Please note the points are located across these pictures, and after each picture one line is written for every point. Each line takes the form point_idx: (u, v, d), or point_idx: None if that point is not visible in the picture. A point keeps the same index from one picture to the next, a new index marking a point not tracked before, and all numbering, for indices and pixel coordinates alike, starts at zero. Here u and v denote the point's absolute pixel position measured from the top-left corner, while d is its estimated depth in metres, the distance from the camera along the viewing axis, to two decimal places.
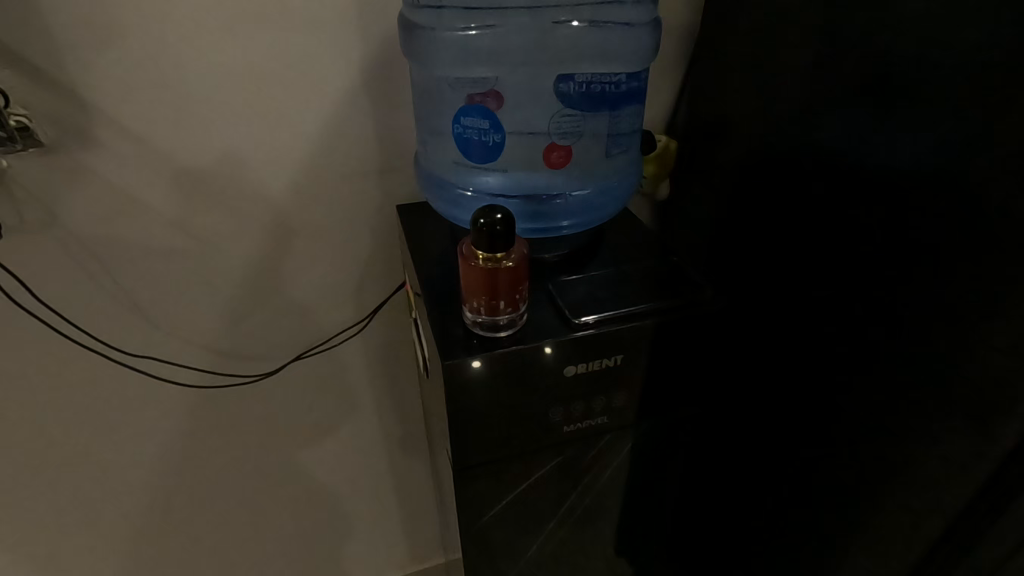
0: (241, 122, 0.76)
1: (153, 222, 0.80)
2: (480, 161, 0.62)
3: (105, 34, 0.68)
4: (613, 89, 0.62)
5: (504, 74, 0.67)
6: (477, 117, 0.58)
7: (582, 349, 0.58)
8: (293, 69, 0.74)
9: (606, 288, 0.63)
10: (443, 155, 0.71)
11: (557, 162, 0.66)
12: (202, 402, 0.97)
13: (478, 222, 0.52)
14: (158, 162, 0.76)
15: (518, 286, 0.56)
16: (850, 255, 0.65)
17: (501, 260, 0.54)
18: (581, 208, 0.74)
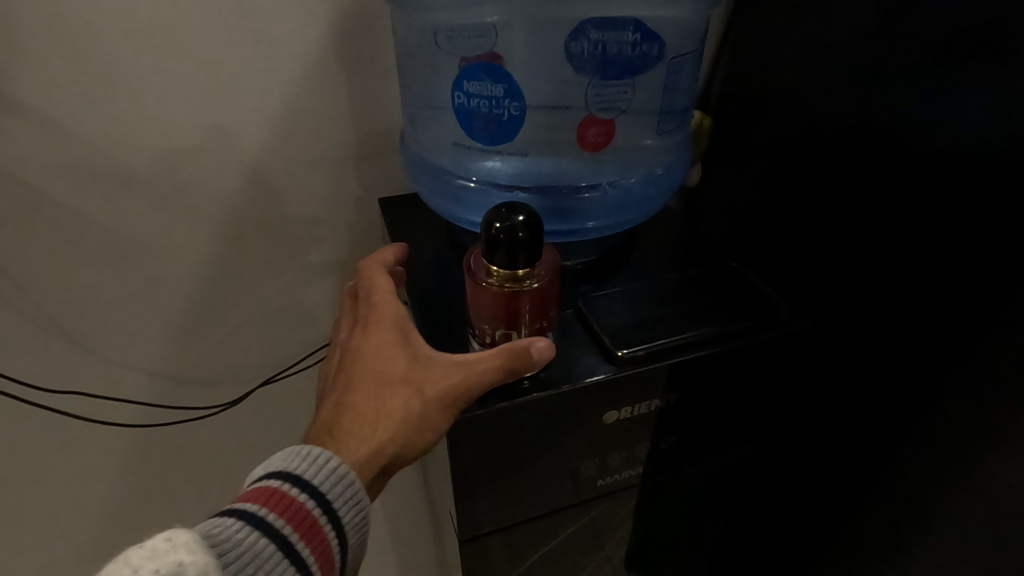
0: (175, 99, 0.60)
1: (73, 226, 0.64)
2: (487, 141, 0.48)
3: None
4: (629, 52, 0.47)
5: (511, 29, 0.52)
6: (485, 80, 0.44)
7: (609, 394, 0.45)
8: (238, 30, 0.58)
9: (649, 305, 0.49)
10: (439, 136, 0.56)
11: (595, 141, 0.52)
12: (151, 437, 0.82)
13: (493, 227, 0.40)
14: (71, 152, 0.60)
15: (545, 311, 0.45)
16: (913, 265, 0.52)
17: (524, 281, 0.42)
18: (622, 203, 0.57)
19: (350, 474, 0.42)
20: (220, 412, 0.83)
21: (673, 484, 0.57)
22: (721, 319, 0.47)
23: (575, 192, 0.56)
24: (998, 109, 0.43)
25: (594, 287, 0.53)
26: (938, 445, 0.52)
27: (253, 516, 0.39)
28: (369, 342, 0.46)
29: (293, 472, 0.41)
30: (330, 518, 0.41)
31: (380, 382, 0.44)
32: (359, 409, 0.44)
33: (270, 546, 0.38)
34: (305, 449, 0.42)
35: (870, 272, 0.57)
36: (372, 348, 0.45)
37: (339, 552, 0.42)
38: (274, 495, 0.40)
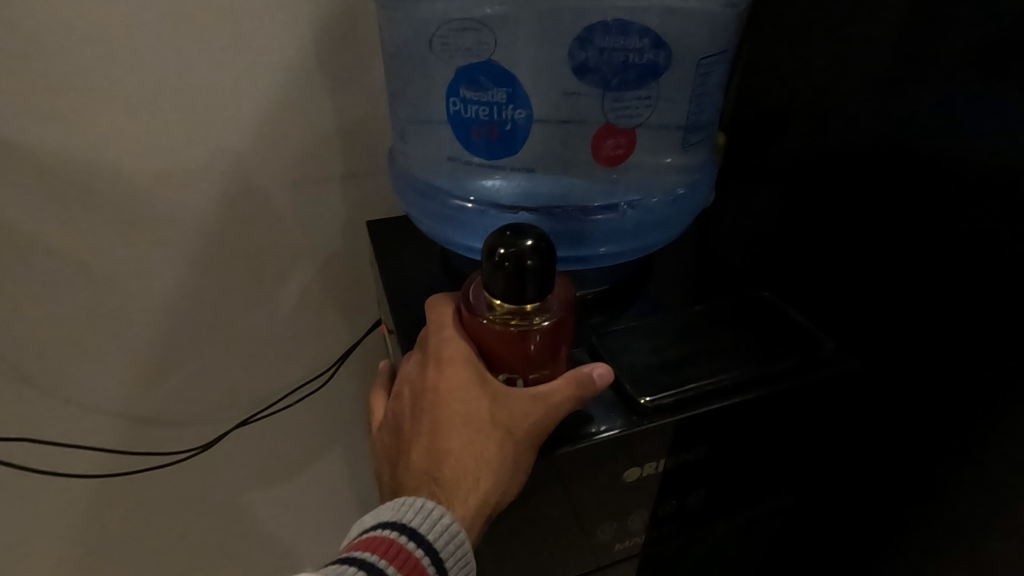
0: (135, 114, 0.54)
1: (24, 257, 0.58)
2: (488, 154, 0.42)
3: None
4: (639, 60, 0.42)
5: (510, 31, 0.47)
6: (485, 83, 0.39)
7: (627, 451, 0.39)
8: (206, 39, 0.53)
9: (672, 343, 0.43)
10: (432, 151, 0.51)
11: (613, 155, 0.46)
12: (115, 483, 0.76)
13: (496, 252, 0.34)
14: (18, 173, 0.54)
15: (559, 353, 0.39)
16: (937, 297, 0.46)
17: (532, 318, 0.36)
18: (638, 224, 0.51)
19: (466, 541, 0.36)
20: (194, 455, 0.77)
21: (698, 547, 0.50)
22: (756, 357, 0.42)
23: (588, 214, 0.51)
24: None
25: (606, 319, 0.47)
26: (970, 497, 0.46)
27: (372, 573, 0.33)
28: (446, 384, 0.38)
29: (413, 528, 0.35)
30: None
31: (471, 429, 0.37)
32: (450, 464, 0.37)
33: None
34: (420, 501, 0.36)
35: (890, 309, 0.50)
36: (451, 391, 0.37)
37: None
38: (390, 549, 0.34)
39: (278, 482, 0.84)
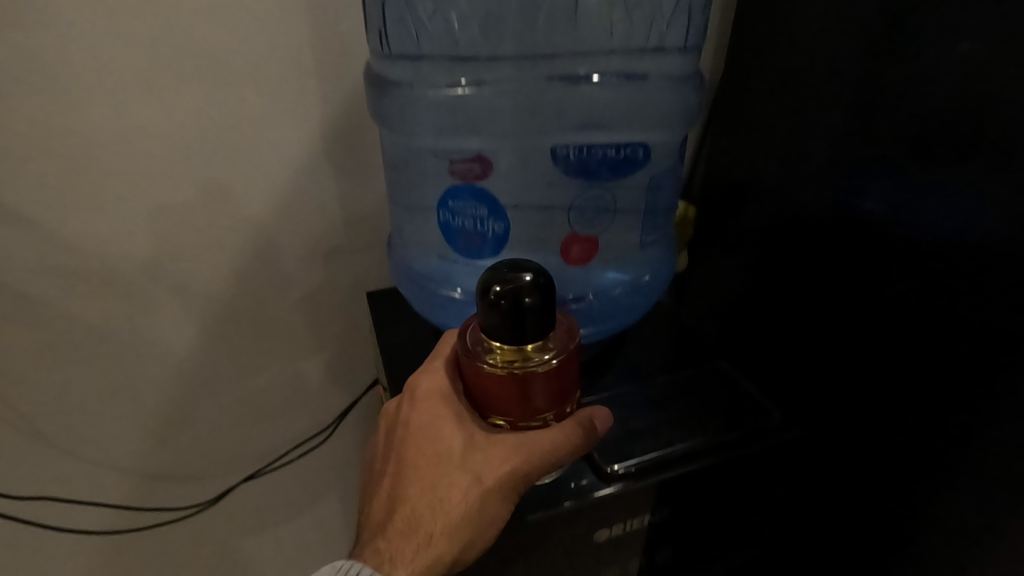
0: (164, 201, 0.61)
1: (56, 328, 0.63)
2: (472, 256, 0.48)
3: None
4: (614, 156, 0.50)
5: (498, 143, 0.54)
6: (469, 201, 0.45)
7: (609, 510, 0.44)
8: (232, 136, 0.60)
9: (636, 414, 0.49)
10: (426, 244, 0.57)
11: (579, 257, 0.54)
12: (122, 537, 0.79)
13: (493, 291, 0.36)
14: (57, 254, 0.60)
15: (561, 391, 0.40)
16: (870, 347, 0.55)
17: (533, 353, 0.38)
18: (608, 311, 0.58)
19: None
20: (201, 510, 0.81)
21: None
22: (712, 425, 0.48)
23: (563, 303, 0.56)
24: (951, 207, 0.46)
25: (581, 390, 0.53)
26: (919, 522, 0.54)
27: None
28: (424, 420, 0.43)
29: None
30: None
31: (442, 466, 0.41)
32: (419, 499, 0.41)
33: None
34: (349, 564, 0.40)
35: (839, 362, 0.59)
36: (427, 428, 0.43)
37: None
38: None
39: (277, 533, 0.88)
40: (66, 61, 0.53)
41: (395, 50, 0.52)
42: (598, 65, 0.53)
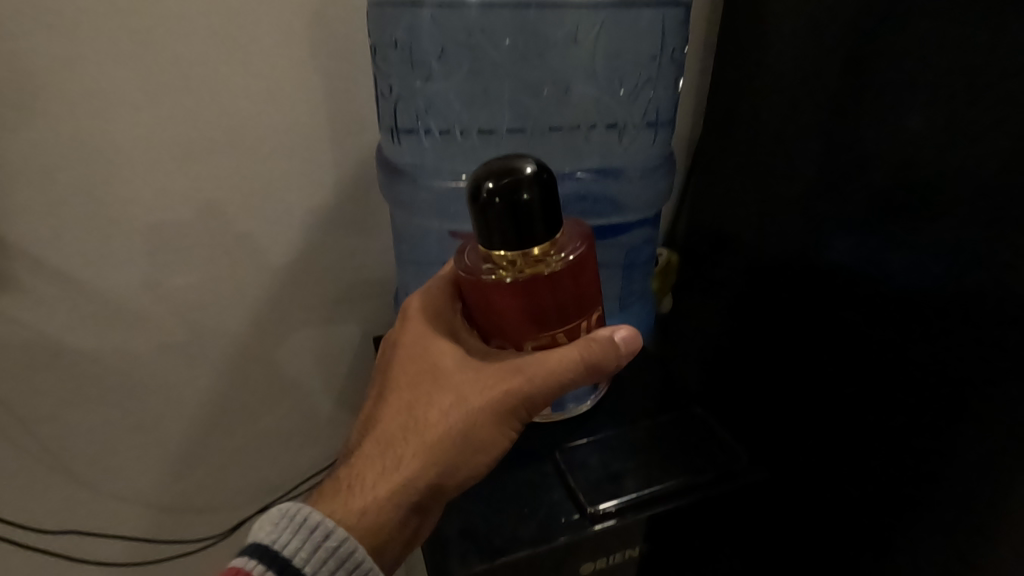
0: (193, 258, 0.66)
1: (89, 373, 0.68)
2: None
3: (25, 170, 0.57)
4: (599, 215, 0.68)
5: None
6: None
7: (596, 546, 0.49)
8: (257, 200, 0.66)
9: (619, 457, 0.55)
10: None
11: None
12: (138, 568, 0.83)
13: (491, 188, 0.38)
14: (94, 306, 0.65)
15: (574, 303, 0.44)
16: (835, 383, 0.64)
17: (541, 257, 0.41)
18: None
19: (353, 548, 0.41)
20: (213, 543, 0.85)
21: None
22: (686, 468, 0.53)
23: None
24: (895, 264, 0.54)
25: (571, 433, 0.59)
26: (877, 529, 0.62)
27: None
28: (424, 340, 0.48)
29: (276, 547, 0.40)
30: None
31: (439, 381, 0.46)
32: (411, 414, 0.46)
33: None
34: (296, 510, 0.41)
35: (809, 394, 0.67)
36: (426, 347, 0.48)
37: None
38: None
39: None
40: (113, 138, 0.59)
41: (402, 136, 0.66)
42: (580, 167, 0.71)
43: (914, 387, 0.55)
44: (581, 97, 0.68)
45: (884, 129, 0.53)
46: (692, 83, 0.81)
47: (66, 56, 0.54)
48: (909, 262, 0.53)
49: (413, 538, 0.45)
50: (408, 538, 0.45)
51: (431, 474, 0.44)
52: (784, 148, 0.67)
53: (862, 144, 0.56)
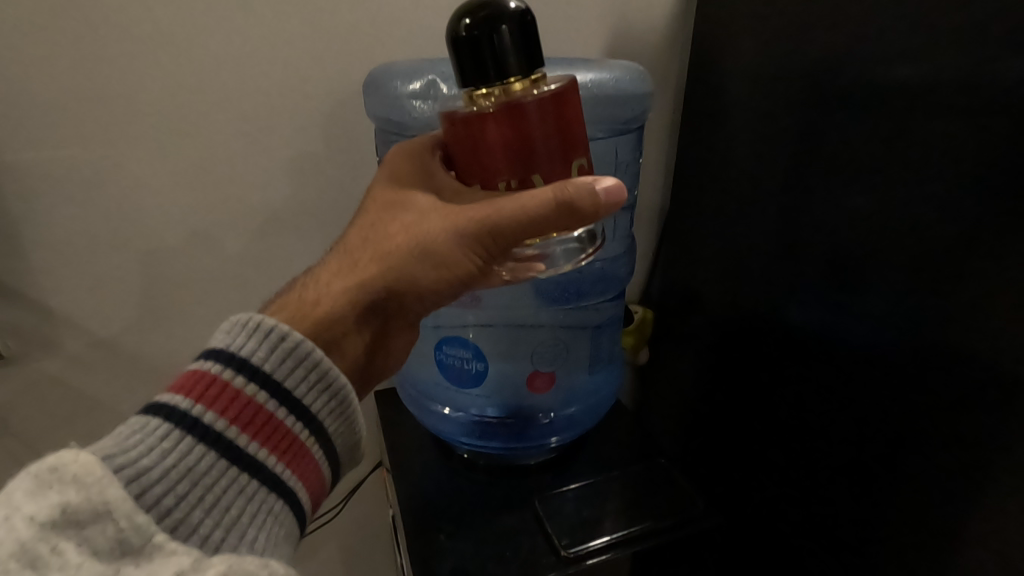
0: (207, 321, 0.77)
1: (115, 421, 0.78)
2: (460, 384, 0.65)
3: (75, 250, 0.69)
4: (579, 286, 0.73)
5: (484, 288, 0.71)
6: (458, 346, 0.63)
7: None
8: (268, 270, 0.77)
9: (591, 503, 0.63)
10: (428, 375, 0.73)
11: (539, 383, 0.71)
12: None
13: (469, 28, 0.42)
14: (123, 362, 0.76)
15: (560, 135, 0.44)
16: (790, 431, 0.72)
17: (523, 90, 0.43)
18: (566, 424, 0.73)
19: (311, 350, 0.42)
20: None
21: None
22: (664, 508, 0.61)
23: (531, 418, 0.73)
24: (841, 326, 0.64)
25: (555, 482, 0.67)
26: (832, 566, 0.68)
27: (178, 411, 0.38)
28: (405, 178, 0.52)
29: (234, 352, 0.40)
30: (290, 402, 0.41)
31: (410, 206, 0.49)
32: (377, 233, 0.49)
33: (201, 445, 0.38)
34: (250, 319, 0.41)
35: (771, 441, 0.75)
36: (407, 179, 0.51)
37: (313, 442, 0.42)
38: (197, 376, 0.39)
39: None
40: (149, 221, 0.70)
41: None
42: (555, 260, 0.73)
43: (858, 439, 0.63)
44: None
45: (826, 220, 0.64)
46: (659, 168, 0.92)
47: (124, 157, 0.67)
48: (868, 325, 0.60)
49: (367, 347, 0.50)
50: (359, 349, 0.48)
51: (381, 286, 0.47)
52: (743, 225, 0.77)
53: (811, 234, 0.66)
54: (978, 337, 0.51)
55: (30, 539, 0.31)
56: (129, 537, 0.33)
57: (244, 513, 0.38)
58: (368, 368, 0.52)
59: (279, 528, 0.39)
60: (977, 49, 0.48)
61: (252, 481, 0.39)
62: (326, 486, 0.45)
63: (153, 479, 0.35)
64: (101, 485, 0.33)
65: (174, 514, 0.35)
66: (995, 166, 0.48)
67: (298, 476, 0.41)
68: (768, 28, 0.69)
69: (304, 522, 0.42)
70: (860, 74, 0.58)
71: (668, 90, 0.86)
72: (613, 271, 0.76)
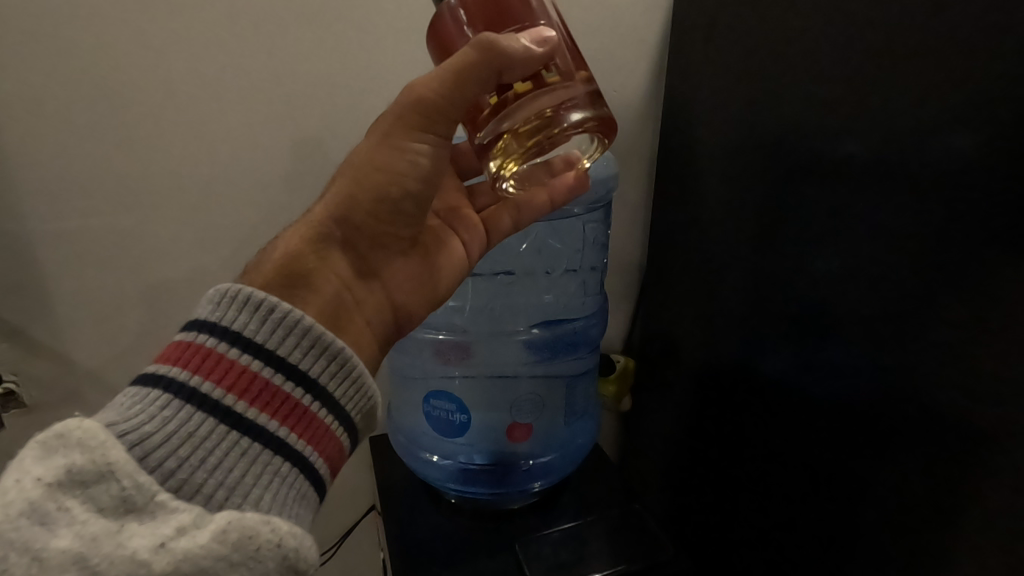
0: None
1: None
2: (446, 435, 0.70)
3: (99, 309, 0.78)
4: (556, 341, 0.80)
5: (472, 341, 0.78)
6: (444, 400, 0.68)
7: None
8: None
9: (571, 546, 0.66)
10: (417, 425, 0.78)
11: (520, 436, 0.75)
12: None
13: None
14: None
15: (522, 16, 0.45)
16: (761, 477, 0.76)
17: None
18: (544, 472, 0.78)
19: (300, 317, 0.42)
20: None
21: None
22: (644, 551, 0.65)
23: (512, 466, 0.78)
24: (799, 378, 0.69)
25: (537, 524, 0.71)
26: None
27: (174, 381, 0.39)
28: None
29: (224, 325, 0.41)
30: (287, 369, 0.41)
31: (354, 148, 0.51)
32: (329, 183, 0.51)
33: (199, 412, 0.38)
34: (233, 290, 0.42)
35: (747, 487, 0.79)
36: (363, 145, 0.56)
37: (320, 409, 0.42)
38: (189, 347, 0.40)
39: None
40: (166, 281, 0.80)
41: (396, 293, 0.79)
42: (534, 320, 0.81)
43: (821, 485, 0.67)
44: (539, 263, 0.82)
45: (782, 278, 0.70)
46: (638, 230, 0.99)
47: (146, 225, 0.76)
48: (820, 378, 0.65)
49: (348, 284, 0.48)
50: (336, 284, 0.47)
51: (335, 214, 0.48)
52: (712, 280, 0.83)
53: (770, 293, 0.72)
54: (915, 391, 0.55)
55: (38, 498, 0.33)
56: (132, 495, 0.35)
57: (247, 476, 0.38)
58: (364, 312, 0.48)
59: (289, 491, 0.39)
60: (898, 139, 0.54)
61: (254, 445, 0.39)
62: (347, 453, 0.44)
63: (155, 443, 0.37)
64: (105, 447, 0.35)
65: (176, 475, 0.37)
66: (918, 241, 0.53)
67: (307, 440, 0.41)
68: (727, 107, 0.77)
69: (322, 489, 0.42)
70: (801, 148, 0.65)
71: (643, 159, 0.94)
72: (585, 332, 0.83)
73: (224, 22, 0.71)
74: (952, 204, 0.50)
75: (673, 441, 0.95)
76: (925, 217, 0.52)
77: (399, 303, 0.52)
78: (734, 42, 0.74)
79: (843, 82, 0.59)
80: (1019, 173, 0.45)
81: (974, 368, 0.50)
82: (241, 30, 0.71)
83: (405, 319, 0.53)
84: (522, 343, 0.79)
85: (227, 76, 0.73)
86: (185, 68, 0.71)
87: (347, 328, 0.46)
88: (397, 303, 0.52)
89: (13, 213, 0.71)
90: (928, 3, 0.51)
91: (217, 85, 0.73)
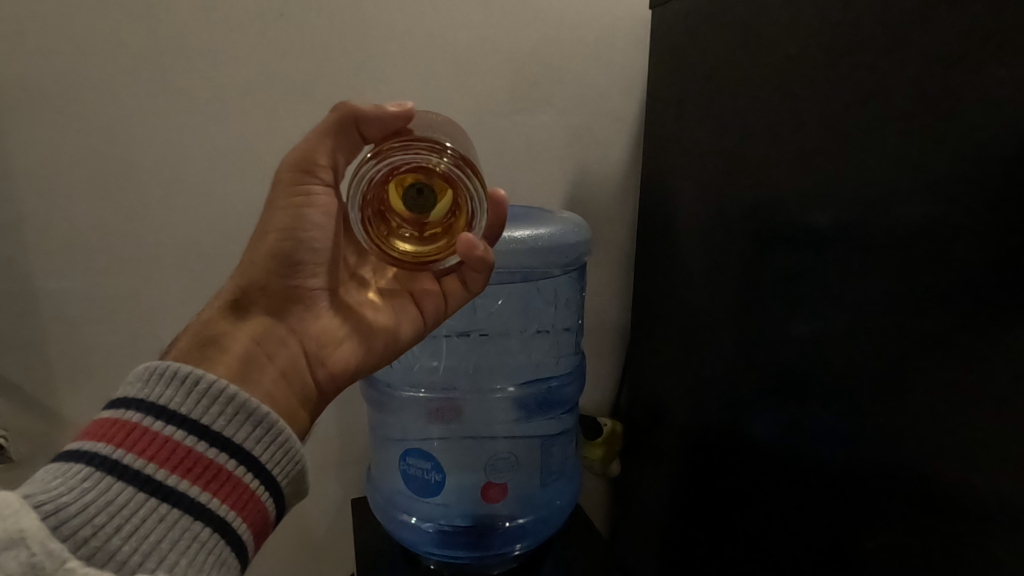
0: None
1: None
2: (420, 494, 0.70)
3: (90, 366, 0.80)
4: (540, 394, 0.83)
5: (454, 396, 0.81)
6: (420, 458, 0.69)
7: None
8: None
9: None
10: (395, 485, 0.78)
11: (495, 496, 0.74)
12: None
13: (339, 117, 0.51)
14: None
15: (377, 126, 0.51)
16: (749, 545, 0.75)
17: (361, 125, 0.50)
18: (530, 529, 0.78)
19: (223, 385, 0.44)
20: None
21: None
22: None
23: (494, 527, 0.77)
24: (780, 442, 0.69)
25: None
26: None
27: (98, 457, 0.40)
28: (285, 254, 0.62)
29: (148, 401, 0.42)
30: (210, 437, 0.42)
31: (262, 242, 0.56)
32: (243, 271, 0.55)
33: (119, 482, 0.39)
34: (160, 366, 0.44)
35: (737, 556, 0.77)
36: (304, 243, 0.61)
37: (245, 473, 0.43)
38: (114, 424, 0.41)
39: None
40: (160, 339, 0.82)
41: None
42: (512, 379, 0.83)
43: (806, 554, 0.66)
44: (520, 322, 0.84)
45: (761, 344, 0.71)
46: (623, 294, 1.01)
47: (142, 285, 0.79)
48: (800, 444, 0.66)
49: (258, 340, 0.50)
50: (243, 342, 0.49)
51: (237, 278, 0.52)
52: (694, 344, 0.85)
53: (749, 358, 0.74)
54: (887, 457, 0.56)
55: None
56: (41, 562, 0.34)
57: (164, 541, 0.39)
58: (277, 364, 0.50)
59: (208, 557, 0.40)
60: (858, 214, 0.57)
61: (173, 511, 0.40)
62: (270, 522, 0.45)
63: (71, 513, 0.37)
64: (18, 515, 0.35)
65: (90, 542, 0.37)
66: (883, 310, 0.55)
67: (230, 504, 0.42)
68: (703, 181, 0.81)
69: (244, 556, 0.42)
70: (772, 221, 0.69)
71: (625, 227, 0.98)
72: (559, 391, 0.85)
73: (230, 102, 0.76)
74: (917, 274, 0.52)
75: (664, 508, 0.94)
76: (892, 287, 0.54)
77: (313, 355, 0.53)
78: (707, 121, 0.79)
79: (807, 160, 0.63)
80: (965, 246, 0.48)
81: (943, 434, 0.51)
82: (246, 108, 0.77)
83: (325, 373, 0.53)
84: (502, 402, 0.81)
85: (228, 150, 0.78)
86: (191, 143, 0.76)
87: (257, 380, 0.48)
88: (311, 355, 0.53)
89: (18, 272, 0.75)
90: (874, 92, 0.55)
91: (218, 157, 0.78)
